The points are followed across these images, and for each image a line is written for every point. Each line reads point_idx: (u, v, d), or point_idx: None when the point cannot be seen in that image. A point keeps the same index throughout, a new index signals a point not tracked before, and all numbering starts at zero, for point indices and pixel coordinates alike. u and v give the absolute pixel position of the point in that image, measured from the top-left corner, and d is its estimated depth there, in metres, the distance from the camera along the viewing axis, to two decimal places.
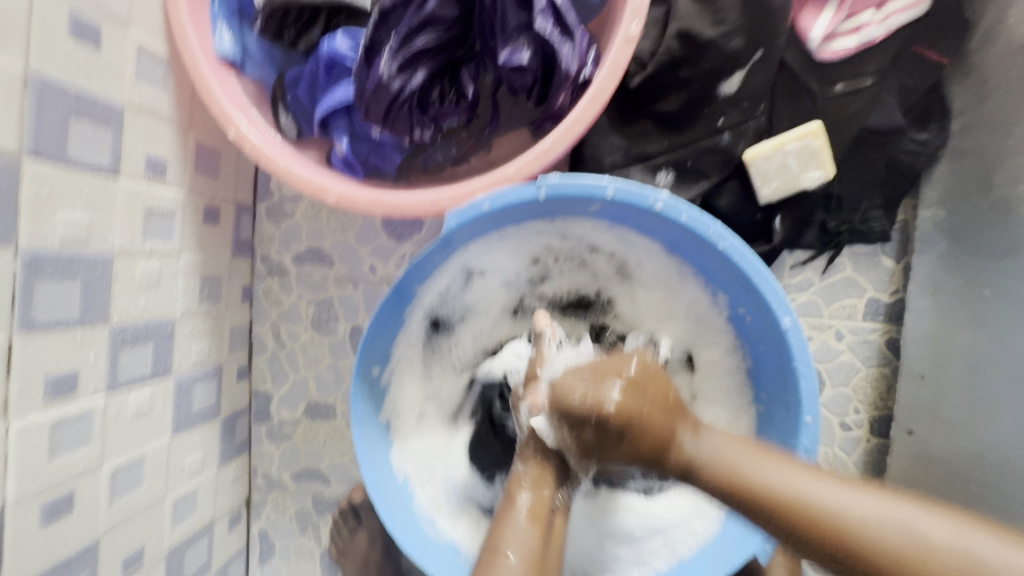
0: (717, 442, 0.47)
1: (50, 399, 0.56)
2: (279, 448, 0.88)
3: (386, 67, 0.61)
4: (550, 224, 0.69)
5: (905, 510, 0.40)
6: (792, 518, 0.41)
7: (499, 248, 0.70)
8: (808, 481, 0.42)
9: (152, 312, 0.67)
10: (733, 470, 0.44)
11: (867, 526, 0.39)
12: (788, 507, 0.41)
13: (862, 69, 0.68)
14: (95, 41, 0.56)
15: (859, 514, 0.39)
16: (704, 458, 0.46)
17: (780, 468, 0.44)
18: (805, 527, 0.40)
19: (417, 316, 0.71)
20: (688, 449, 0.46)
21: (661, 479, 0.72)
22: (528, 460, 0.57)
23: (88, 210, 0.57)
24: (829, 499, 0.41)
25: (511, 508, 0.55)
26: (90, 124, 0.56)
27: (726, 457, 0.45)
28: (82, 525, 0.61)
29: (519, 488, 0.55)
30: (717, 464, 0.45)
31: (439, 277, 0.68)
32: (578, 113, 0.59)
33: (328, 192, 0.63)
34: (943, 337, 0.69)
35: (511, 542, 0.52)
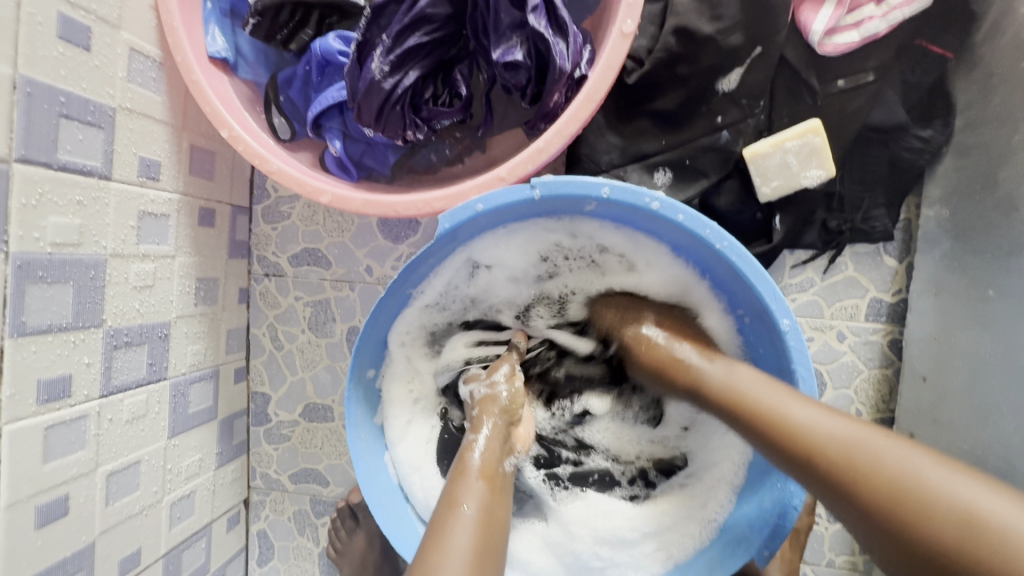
0: (730, 372, 0.53)
1: (43, 403, 0.56)
2: (277, 450, 0.88)
3: (378, 67, 0.60)
4: (555, 220, 0.66)
5: (897, 451, 0.40)
6: (786, 436, 0.45)
7: (507, 242, 0.68)
8: (809, 410, 0.46)
9: (147, 315, 0.67)
10: (737, 387, 0.51)
11: (848, 451, 0.42)
12: (780, 425, 0.46)
13: (863, 65, 0.66)
14: (85, 45, 0.56)
15: (839, 437, 0.43)
16: (714, 378, 0.53)
17: (786, 397, 0.48)
18: (791, 444, 0.45)
19: (420, 308, 0.70)
20: (701, 369, 0.55)
21: (649, 487, 0.74)
22: (483, 431, 0.59)
23: (79, 214, 0.57)
24: (810, 420, 0.45)
25: (465, 470, 0.54)
26: (80, 127, 0.56)
27: (734, 381, 0.52)
28: (78, 528, 0.61)
29: (469, 453, 0.56)
30: (722, 386, 0.52)
31: (448, 262, 0.68)
32: (572, 112, 0.58)
33: (321, 193, 0.63)
34: (945, 338, 0.68)
35: (466, 496, 0.51)
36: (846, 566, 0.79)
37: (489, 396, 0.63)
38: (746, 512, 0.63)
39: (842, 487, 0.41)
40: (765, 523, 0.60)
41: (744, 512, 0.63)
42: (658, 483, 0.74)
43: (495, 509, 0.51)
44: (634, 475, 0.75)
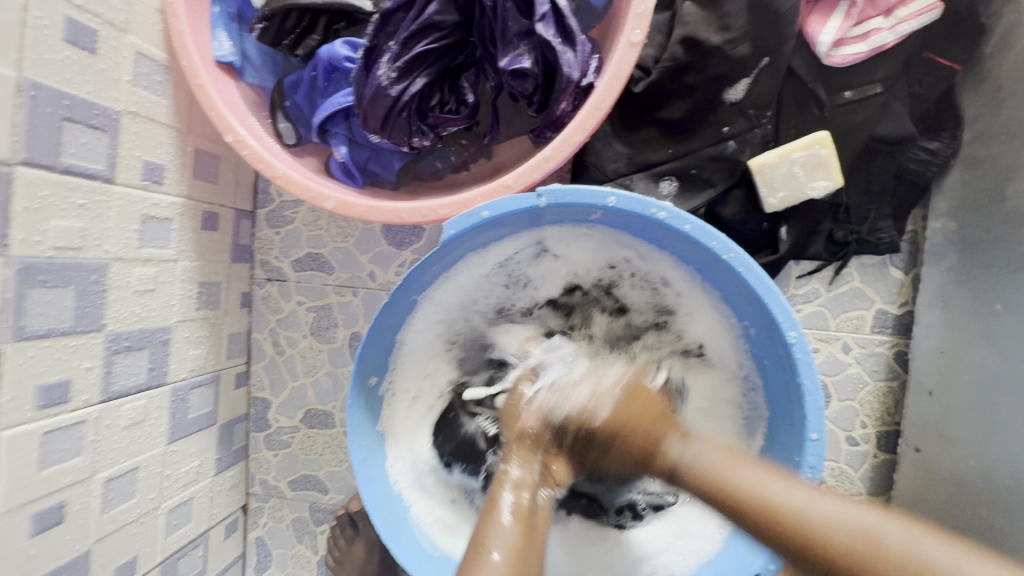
0: (702, 449, 0.48)
1: (41, 408, 0.55)
2: (277, 456, 0.87)
3: (385, 74, 0.60)
4: (620, 235, 0.66)
5: (897, 538, 0.38)
6: (762, 525, 0.42)
7: (577, 239, 0.68)
8: (794, 491, 0.43)
9: (147, 320, 0.66)
10: (713, 468, 0.46)
11: (830, 528, 0.40)
12: (767, 514, 0.42)
13: (870, 77, 0.66)
14: (91, 48, 0.56)
15: (819, 514, 0.41)
16: (687, 463, 0.48)
17: (765, 476, 0.44)
18: (791, 534, 0.41)
19: (462, 282, 0.70)
20: (671, 445, 0.49)
21: (636, 519, 0.71)
22: (514, 463, 0.53)
23: (81, 218, 0.57)
24: (800, 504, 0.42)
25: (496, 509, 0.50)
26: (85, 130, 0.56)
27: (713, 462, 0.47)
28: (73, 536, 0.60)
29: (503, 489, 0.51)
30: (699, 466, 0.47)
31: (517, 241, 0.68)
32: (579, 120, 0.58)
33: (326, 198, 0.63)
34: (951, 352, 0.68)
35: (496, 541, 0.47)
36: None
37: (513, 415, 0.56)
38: None
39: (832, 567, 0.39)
40: None
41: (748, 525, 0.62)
42: (647, 516, 0.70)
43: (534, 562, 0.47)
44: (624, 506, 0.71)
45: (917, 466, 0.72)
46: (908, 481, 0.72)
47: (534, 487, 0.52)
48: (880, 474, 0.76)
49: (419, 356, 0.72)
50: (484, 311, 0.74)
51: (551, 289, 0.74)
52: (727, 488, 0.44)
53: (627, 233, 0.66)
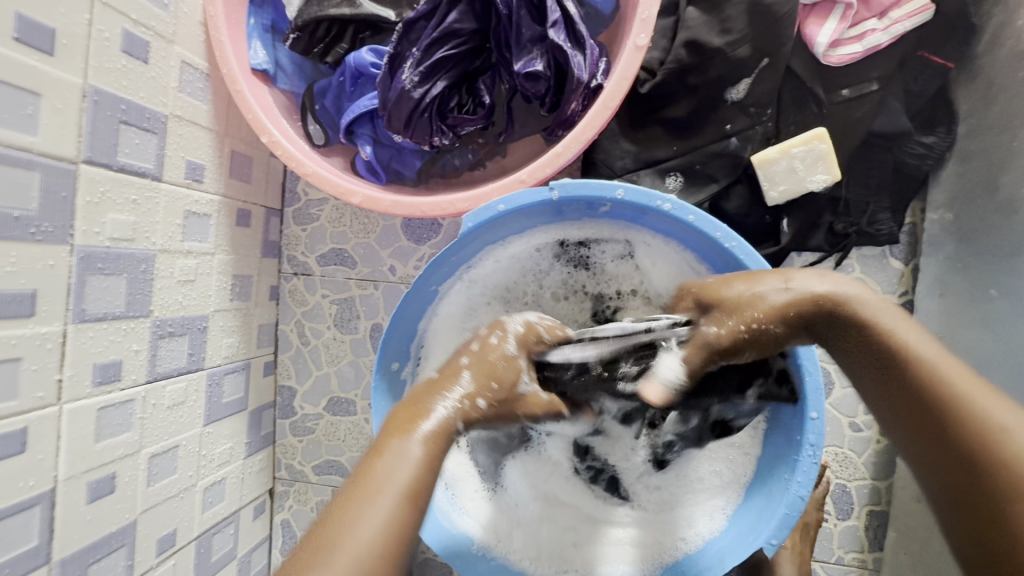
0: (845, 289, 0.50)
1: (97, 384, 0.60)
2: (302, 442, 0.92)
3: (408, 78, 0.65)
4: (670, 248, 0.70)
5: (993, 403, 0.43)
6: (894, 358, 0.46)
7: (661, 255, 0.71)
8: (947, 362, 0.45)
9: (188, 308, 0.72)
10: (856, 308, 0.49)
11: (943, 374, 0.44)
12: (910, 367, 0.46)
13: (866, 75, 0.70)
14: (144, 58, 0.61)
15: (936, 359, 0.45)
16: (824, 290, 0.50)
17: (915, 332, 0.47)
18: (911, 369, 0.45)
19: (512, 254, 0.74)
20: (814, 284, 0.51)
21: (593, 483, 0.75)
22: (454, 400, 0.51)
23: (134, 212, 0.62)
24: (937, 364, 0.45)
25: (412, 426, 0.48)
26: (138, 132, 0.61)
27: (855, 300, 0.49)
28: (123, 505, 0.65)
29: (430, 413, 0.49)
30: (844, 300, 0.50)
31: (612, 237, 0.72)
32: (589, 119, 0.62)
33: (353, 194, 0.67)
34: (949, 338, 0.70)
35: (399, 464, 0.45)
36: (856, 563, 0.81)
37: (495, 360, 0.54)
38: (755, 502, 0.66)
39: (927, 405, 0.44)
40: (773, 513, 0.62)
41: (754, 503, 0.66)
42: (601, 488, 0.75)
43: (413, 517, 0.44)
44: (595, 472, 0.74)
45: None
46: None
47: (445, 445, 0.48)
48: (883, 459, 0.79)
49: (449, 332, 0.75)
50: (535, 286, 0.76)
51: (611, 287, 0.75)
52: (878, 333, 0.48)
53: (665, 243, 0.70)
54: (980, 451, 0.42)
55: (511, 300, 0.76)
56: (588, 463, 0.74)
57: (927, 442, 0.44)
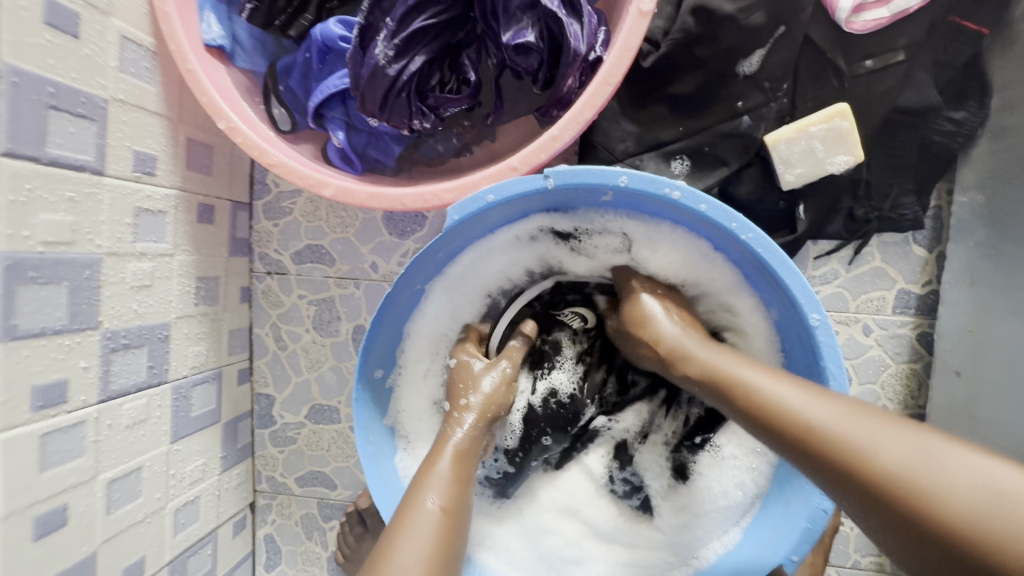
0: (720, 355, 0.54)
1: (37, 409, 0.53)
2: (283, 452, 0.86)
3: (382, 52, 0.57)
4: (679, 239, 0.63)
5: (862, 418, 0.41)
6: (765, 411, 0.46)
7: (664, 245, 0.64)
8: (827, 405, 0.43)
9: (145, 316, 0.64)
10: (726, 374, 0.51)
11: (800, 409, 0.44)
12: (789, 427, 0.44)
13: (893, 43, 0.63)
14: (73, 32, 0.53)
15: (792, 400, 0.45)
16: (700, 360, 0.55)
17: (766, 379, 0.48)
18: (774, 418, 0.45)
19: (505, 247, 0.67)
20: (691, 349, 0.56)
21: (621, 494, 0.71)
22: (466, 413, 0.61)
23: (72, 211, 0.55)
24: (795, 402, 0.45)
25: (438, 450, 0.57)
26: (70, 119, 0.53)
27: (719, 365, 0.52)
28: (78, 538, 0.59)
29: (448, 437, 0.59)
30: (710, 368, 0.53)
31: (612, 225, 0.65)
32: (588, 96, 0.55)
33: (324, 185, 0.60)
34: (980, 330, 0.65)
35: (431, 488, 0.53)
36: (873, 567, 0.76)
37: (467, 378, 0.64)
38: (772, 514, 0.61)
39: (809, 450, 0.42)
40: (793, 526, 0.58)
41: (770, 514, 0.61)
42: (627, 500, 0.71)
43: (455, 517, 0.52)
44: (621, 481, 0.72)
45: None
46: None
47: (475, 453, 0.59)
48: None
49: (439, 330, 0.69)
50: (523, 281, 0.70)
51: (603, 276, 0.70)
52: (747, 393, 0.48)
53: (673, 233, 0.63)
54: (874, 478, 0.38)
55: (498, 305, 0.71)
56: (624, 477, 0.72)
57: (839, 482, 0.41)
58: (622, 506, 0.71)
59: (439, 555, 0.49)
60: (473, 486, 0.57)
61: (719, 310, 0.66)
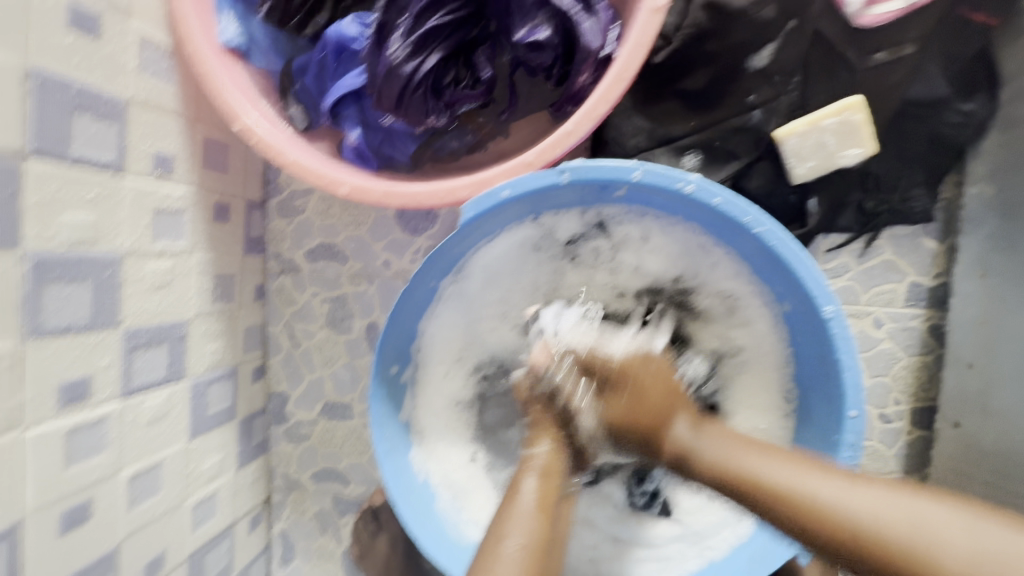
0: (717, 443, 0.51)
1: (63, 405, 0.54)
2: (298, 449, 0.87)
3: (398, 51, 0.58)
4: (690, 234, 0.64)
5: (919, 510, 0.39)
6: (795, 507, 0.43)
7: (673, 240, 0.66)
8: (867, 493, 0.41)
9: (165, 314, 0.65)
10: (730, 461, 0.48)
11: (840, 506, 0.41)
12: (791, 508, 0.43)
13: (904, 37, 0.63)
14: (95, 33, 0.54)
15: (827, 493, 0.42)
16: (700, 450, 0.51)
17: (788, 470, 0.45)
18: (815, 523, 0.41)
19: (516, 243, 0.67)
20: (688, 440, 0.52)
21: (642, 501, 0.70)
22: (542, 443, 0.57)
23: (95, 210, 0.55)
24: (831, 498, 0.42)
25: (516, 484, 0.55)
26: (94, 119, 0.54)
27: (724, 454, 0.49)
28: (102, 533, 0.60)
29: (526, 472, 0.55)
30: (713, 460, 0.49)
31: (622, 224, 0.66)
32: (602, 92, 0.55)
33: (340, 183, 0.61)
34: (992, 321, 0.66)
35: (517, 527, 0.51)
36: None
37: (558, 403, 0.58)
38: None
39: (862, 554, 0.40)
40: None
41: None
42: (645, 503, 0.70)
43: (547, 530, 0.52)
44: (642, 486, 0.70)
45: (958, 441, 0.70)
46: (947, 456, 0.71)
47: (563, 465, 0.56)
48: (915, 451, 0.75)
49: (453, 327, 0.70)
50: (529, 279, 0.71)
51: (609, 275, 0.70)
52: (762, 488, 0.45)
53: (682, 227, 0.64)
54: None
55: (501, 312, 0.72)
56: (643, 488, 0.70)
57: None
58: (641, 508, 0.70)
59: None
60: (561, 509, 0.55)
61: (723, 301, 0.67)
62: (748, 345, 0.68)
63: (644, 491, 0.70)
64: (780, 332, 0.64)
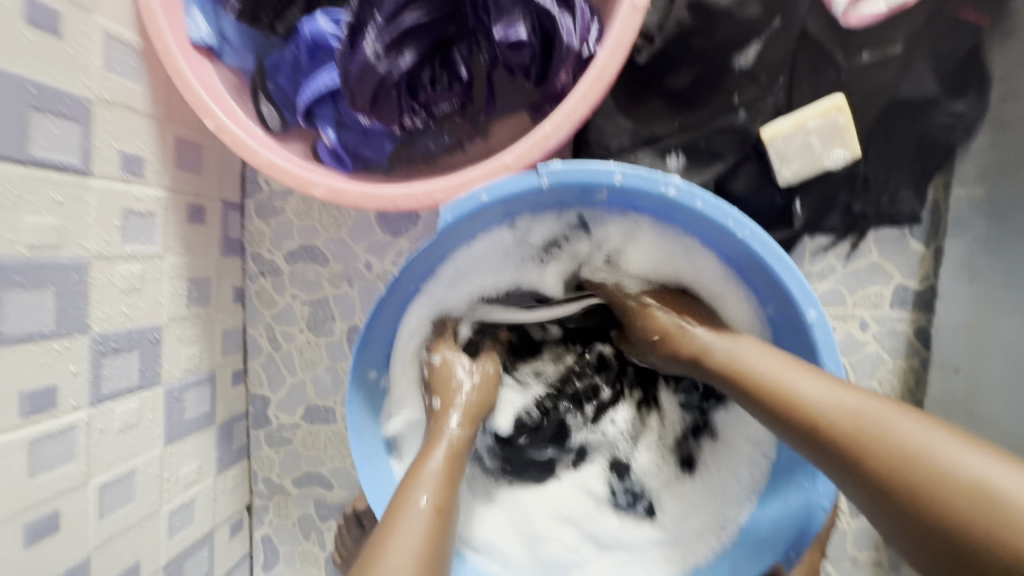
0: (741, 346, 0.55)
1: (27, 414, 0.53)
2: (279, 453, 0.85)
3: (372, 49, 0.57)
4: (672, 240, 0.63)
5: (910, 426, 0.43)
6: (786, 397, 0.49)
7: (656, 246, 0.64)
8: (857, 401, 0.46)
9: (137, 319, 0.64)
10: (745, 361, 0.53)
11: (832, 408, 0.46)
12: (794, 407, 0.48)
13: (891, 36, 0.62)
14: (55, 30, 0.52)
15: (821, 395, 0.47)
16: (718, 352, 0.56)
17: (800, 373, 0.50)
18: (807, 416, 0.47)
19: (497, 245, 0.65)
20: (707, 342, 0.57)
21: (623, 502, 0.70)
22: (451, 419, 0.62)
23: (58, 214, 0.54)
24: (826, 398, 0.47)
25: (434, 444, 0.59)
26: (55, 120, 0.53)
27: (740, 353, 0.54)
28: (72, 543, 0.59)
29: (442, 435, 0.60)
30: (729, 359, 0.55)
31: (604, 224, 0.64)
32: (581, 94, 0.54)
33: (314, 185, 0.59)
34: (981, 326, 0.66)
35: (421, 487, 0.54)
36: (872, 562, 0.76)
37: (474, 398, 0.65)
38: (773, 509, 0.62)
39: (838, 446, 0.45)
40: (795, 521, 0.59)
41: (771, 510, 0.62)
42: (627, 505, 0.70)
43: (446, 497, 0.55)
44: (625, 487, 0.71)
45: None
46: None
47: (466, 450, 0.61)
48: None
49: (433, 332, 0.68)
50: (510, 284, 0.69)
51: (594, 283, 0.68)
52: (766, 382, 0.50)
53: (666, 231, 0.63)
54: (906, 479, 0.41)
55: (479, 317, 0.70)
56: (626, 488, 0.70)
57: (863, 483, 0.44)
58: (623, 510, 0.69)
59: (429, 555, 0.50)
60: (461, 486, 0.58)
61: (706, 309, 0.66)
62: None
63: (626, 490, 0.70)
64: (765, 339, 0.63)
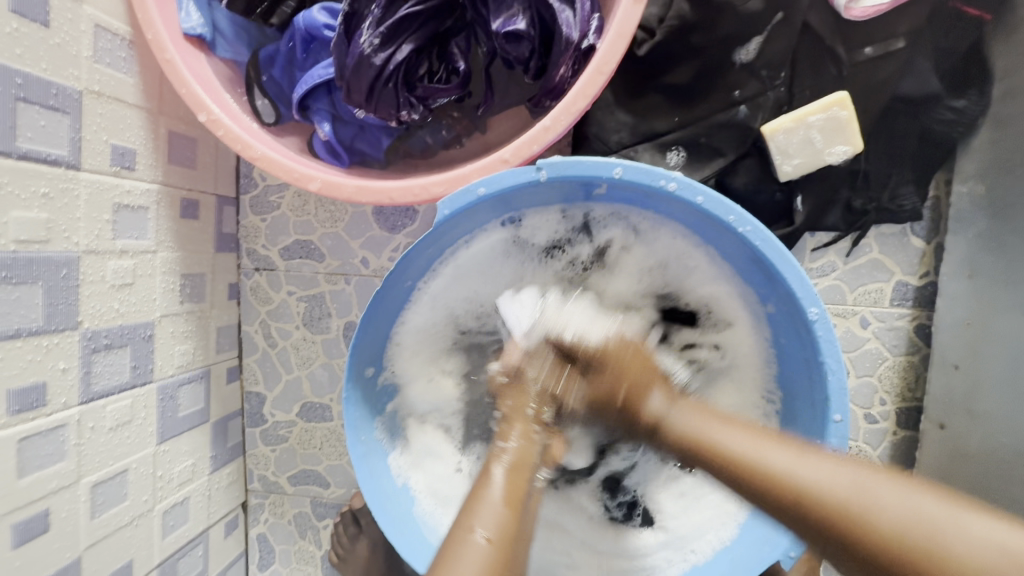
0: (682, 411, 0.48)
1: (15, 413, 0.52)
2: (275, 451, 0.84)
3: (368, 41, 0.56)
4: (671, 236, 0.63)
5: (876, 483, 0.36)
6: (746, 469, 0.41)
7: (655, 240, 0.64)
8: (815, 464, 0.39)
9: (128, 315, 0.63)
10: (695, 429, 0.46)
11: (791, 474, 0.39)
12: (751, 475, 0.41)
13: (893, 30, 0.61)
14: (43, 20, 0.51)
15: (777, 461, 0.40)
16: (671, 418, 0.48)
17: (747, 438, 0.43)
18: (766, 487, 0.40)
19: (494, 242, 0.65)
20: (661, 408, 0.49)
21: (619, 512, 0.69)
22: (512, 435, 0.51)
23: (46, 208, 0.53)
24: (785, 465, 0.40)
25: (486, 476, 0.48)
26: (43, 111, 0.51)
27: (690, 422, 0.47)
28: (61, 543, 0.58)
29: (495, 462, 0.49)
30: (685, 429, 0.47)
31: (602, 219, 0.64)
32: (580, 86, 0.53)
33: (309, 179, 0.58)
34: (978, 323, 0.65)
35: (478, 520, 0.44)
36: None
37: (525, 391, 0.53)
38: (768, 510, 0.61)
39: (809, 521, 0.38)
40: (789, 524, 0.58)
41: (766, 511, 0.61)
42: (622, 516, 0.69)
43: (517, 526, 0.45)
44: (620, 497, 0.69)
45: (943, 443, 0.69)
46: (932, 457, 0.70)
47: (535, 458, 0.51)
48: (900, 451, 0.74)
49: (430, 328, 0.68)
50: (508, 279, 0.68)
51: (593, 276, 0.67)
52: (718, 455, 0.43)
53: (665, 225, 0.62)
54: (884, 554, 0.34)
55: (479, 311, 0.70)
56: (619, 500, 0.69)
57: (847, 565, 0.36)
58: (620, 520, 0.69)
59: None
60: (533, 504, 0.48)
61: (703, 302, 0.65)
62: (730, 348, 0.66)
63: (621, 501, 0.69)
64: (764, 334, 0.63)
